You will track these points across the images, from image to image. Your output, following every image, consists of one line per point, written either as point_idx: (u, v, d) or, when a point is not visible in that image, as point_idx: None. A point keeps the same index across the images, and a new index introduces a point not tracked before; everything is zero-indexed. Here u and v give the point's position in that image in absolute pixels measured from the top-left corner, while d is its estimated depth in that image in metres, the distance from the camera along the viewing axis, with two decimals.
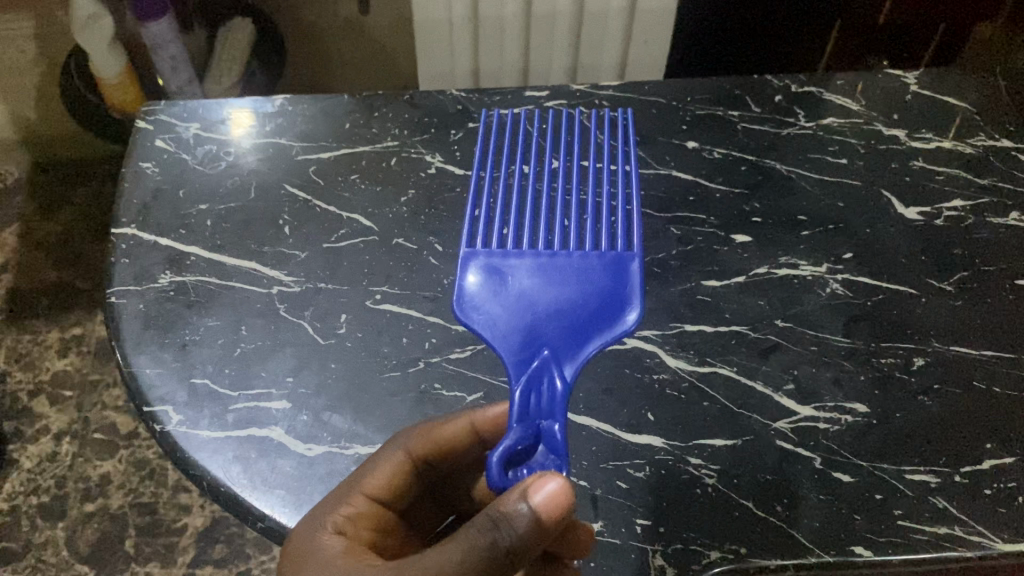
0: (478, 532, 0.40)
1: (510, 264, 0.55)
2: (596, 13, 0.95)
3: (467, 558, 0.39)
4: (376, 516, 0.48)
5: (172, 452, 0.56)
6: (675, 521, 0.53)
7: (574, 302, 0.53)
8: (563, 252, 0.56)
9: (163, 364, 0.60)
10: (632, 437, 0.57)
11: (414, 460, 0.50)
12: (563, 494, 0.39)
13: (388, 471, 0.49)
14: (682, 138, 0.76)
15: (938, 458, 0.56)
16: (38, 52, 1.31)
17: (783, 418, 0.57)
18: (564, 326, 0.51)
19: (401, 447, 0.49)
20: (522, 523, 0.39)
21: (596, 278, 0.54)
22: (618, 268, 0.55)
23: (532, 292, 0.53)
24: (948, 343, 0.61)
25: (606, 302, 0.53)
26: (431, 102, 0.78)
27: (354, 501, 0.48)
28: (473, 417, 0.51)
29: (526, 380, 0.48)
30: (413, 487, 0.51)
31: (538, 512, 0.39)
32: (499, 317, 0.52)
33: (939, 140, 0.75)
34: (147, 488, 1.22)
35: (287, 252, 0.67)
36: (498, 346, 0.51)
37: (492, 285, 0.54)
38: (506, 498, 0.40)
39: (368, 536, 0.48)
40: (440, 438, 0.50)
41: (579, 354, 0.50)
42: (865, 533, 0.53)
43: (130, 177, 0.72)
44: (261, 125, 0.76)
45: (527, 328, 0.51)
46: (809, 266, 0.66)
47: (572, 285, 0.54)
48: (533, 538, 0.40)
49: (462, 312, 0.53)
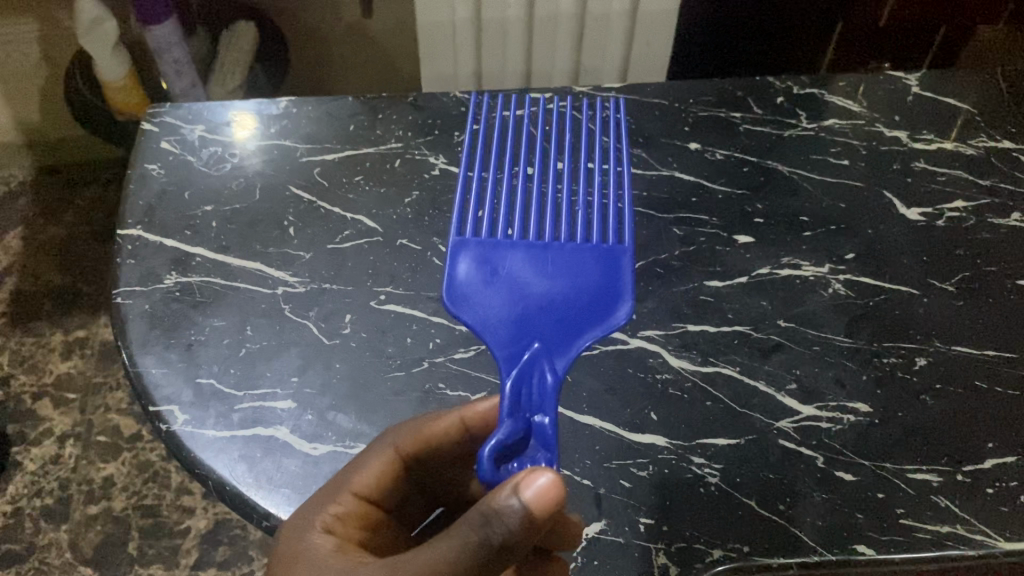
0: (471, 528, 0.40)
1: (501, 255, 0.55)
2: (599, 15, 0.96)
3: (459, 555, 0.40)
4: (364, 515, 0.48)
5: (178, 452, 0.56)
6: (678, 520, 0.54)
7: (566, 295, 0.53)
8: (555, 244, 0.56)
9: (169, 365, 0.60)
10: (635, 436, 0.57)
11: (404, 458, 0.50)
12: (554, 489, 0.39)
13: (377, 470, 0.49)
14: (685, 139, 0.76)
15: (941, 458, 0.56)
16: (42, 56, 1.32)
17: (785, 417, 0.58)
18: (557, 318, 0.51)
19: (390, 444, 0.50)
20: (514, 519, 0.39)
21: (589, 272, 0.55)
22: (611, 262, 0.56)
23: (525, 284, 0.53)
24: (949, 343, 0.62)
25: (598, 295, 0.53)
26: (435, 104, 0.79)
27: (343, 500, 0.48)
28: (463, 412, 0.50)
29: (517, 373, 0.48)
30: (403, 484, 0.51)
31: (529, 509, 0.39)
32: (490, 307, 0.52)
33: (940, 141, 0.76)
34: (151, 491, 1.22)
35: (292, 253, 0.67)
36: (489, 337, 0.51)
37: (484, 276, 0.54)
38: (498, 493, 0.40)
39: (358, 535, 0.48)
40: (428, 434, 0.50)
41: (572, 346, 0.50)
42: (868, 531, 0.53)
43: (135, 178, 0.72)
44: (266, 127, 0.76)
45: (520, 319, 0.51)
46: (811, 266, 0.66)
47: (565, 278, 0.54)
48: (525, 533, 0.40)
49: (454, 304, 0.53)
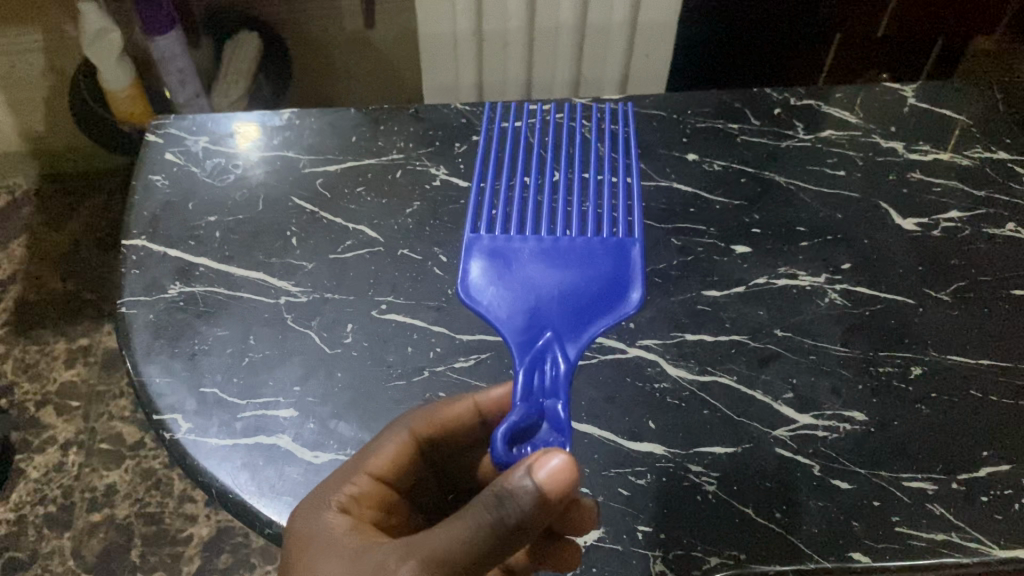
0: (484, 509, 0.40)
1: (514, 251, 0.57)
2: (599, 26, 0.97)
3: (472, 535, 0.40)
4: (379, 496, 0.49)
5: (182, 460, 0.57)
6: (675, 527, 0.54)
7: (576, 285, 0.54)
8: (565, 239, 0.58)
9: (173, 373, 0.61)
10: (633, 445, 0.58)
11: (417, 441, 0.51)
12: (566, 470, 0.40)
13: (391, 452, 0.50)
14: (683, 150, 0.77)
15: (936, 466, 0.57)
16: (47, 65, 1.33)
17: (782, 426, 0.58)
18: (568, 307, 0.53)
19: (405, 428, 0.51)
20: (526, 500, 0.40)
21: (599, 263, 0.56)
22: (620, 254, 0.57)
23: (536, 277, 0.55)
24: (945, 352, 0.62)
25: (608, 285, 0.55)
26: (436, 115, 0.80)
27: (358, 481, 0.49)
28: (477, 398, 0.52)
29: (530, 360, 0.50)
30: (416, 467, 0.52)
31: (542, 488, 0.40)
32: (503, 299, 0.54)
33: (936, 152, 0.76)
34: (153, 498, 1.23)
35: (295, 263, 0.68)
36: (503, 328, 0.52)
37: (497, 271, 0.56)
38: (511, 474, 0.40)
39: (372, 515, 0.49)
40: (444, 418, 0.52)
41: (582, 334, 0.52)
42: (863, 539, 0.53)
43: (140, 189, 0.73)
44: (269, 138, 0.77)
45: (531, 310, 0.53)
46: (807, 276, 0.67)
47: (574, 269, 0.55)
48: (537, 514, 0.40)
49: (469, 297, 0.54)
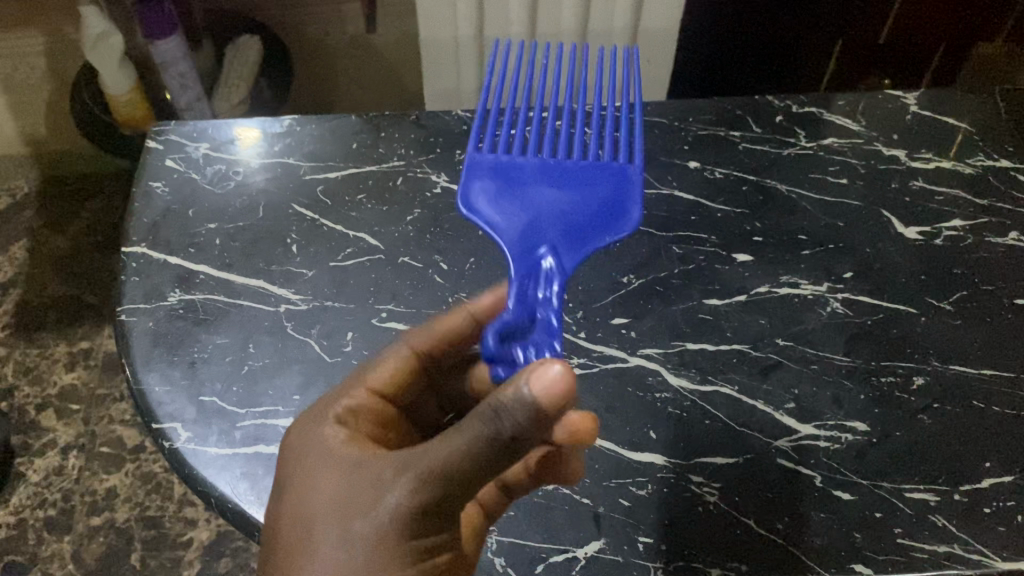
0: (480, 423, 0.40)
1: (515, 170, 0.57)
2: (600, 33, 0.96)
3: (467, 447, 0.40)
4: (377, 410, 0.50)
5: (181, 469, 0.57)
6: (676, 538, 0.54)
7: (575, 205, 0.55)
8: (565, 160, 0.58)
9: (172, 382, 0.60)
10: (634, 454, 0.57)
11: (416, 357, 0.52)
12: (563, 381, 0.40)
13: (391, 365, 0.51)
14: (684, 157, 0.76)
15: (938, 477, 0.56)
16: (49, 69, 1.34)
17: (784, 436, 0.58)
18: (568, 225, 0.53)
19: (405, 343, 0.51)
20: (523, 411, 0.40)
21: (599, 188, 0.56)
22: (620, 179, 0.57)
23: (536, 195, 0.55)
24: (947, 361, 0.62)
25: (607, 207, 0.55)
26: (437, 122, 0.80)
27: (357, 394, 0.50)
28: (471, 305, 0.52)
29: (528, 272, 0.50)
30: (416, 384, 0.53)
31: (539, 399, 0.40)
32: (503, 212, 0.54)
33: (938, 160, 0.76)
34: (154, 502, 1.23)
35: (295, 270, 0.67)
36: (501, 236, 0.53)
37: (497, 187, 0.56)
38: (508, 384, 0.40)
39: (371, 429, 0.50)
40: (442, 331, 0.52)
41: (580, 249, 0.52)
42: (865, 551, 0.53)
43: (140, 196, 0.73)
44: (270, 144, 0.77)
45: (530, 224, 0.53)
46: (809, 285, 0.66)
47: (575, 190, 0.56)
48: (533, 426, 0.40)
49: (468, 209, 0.54)
